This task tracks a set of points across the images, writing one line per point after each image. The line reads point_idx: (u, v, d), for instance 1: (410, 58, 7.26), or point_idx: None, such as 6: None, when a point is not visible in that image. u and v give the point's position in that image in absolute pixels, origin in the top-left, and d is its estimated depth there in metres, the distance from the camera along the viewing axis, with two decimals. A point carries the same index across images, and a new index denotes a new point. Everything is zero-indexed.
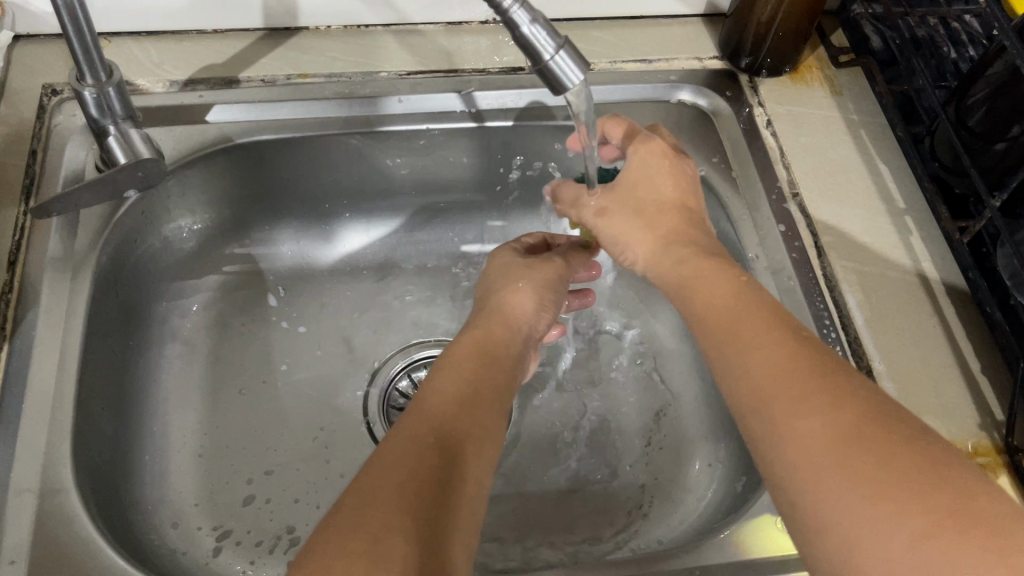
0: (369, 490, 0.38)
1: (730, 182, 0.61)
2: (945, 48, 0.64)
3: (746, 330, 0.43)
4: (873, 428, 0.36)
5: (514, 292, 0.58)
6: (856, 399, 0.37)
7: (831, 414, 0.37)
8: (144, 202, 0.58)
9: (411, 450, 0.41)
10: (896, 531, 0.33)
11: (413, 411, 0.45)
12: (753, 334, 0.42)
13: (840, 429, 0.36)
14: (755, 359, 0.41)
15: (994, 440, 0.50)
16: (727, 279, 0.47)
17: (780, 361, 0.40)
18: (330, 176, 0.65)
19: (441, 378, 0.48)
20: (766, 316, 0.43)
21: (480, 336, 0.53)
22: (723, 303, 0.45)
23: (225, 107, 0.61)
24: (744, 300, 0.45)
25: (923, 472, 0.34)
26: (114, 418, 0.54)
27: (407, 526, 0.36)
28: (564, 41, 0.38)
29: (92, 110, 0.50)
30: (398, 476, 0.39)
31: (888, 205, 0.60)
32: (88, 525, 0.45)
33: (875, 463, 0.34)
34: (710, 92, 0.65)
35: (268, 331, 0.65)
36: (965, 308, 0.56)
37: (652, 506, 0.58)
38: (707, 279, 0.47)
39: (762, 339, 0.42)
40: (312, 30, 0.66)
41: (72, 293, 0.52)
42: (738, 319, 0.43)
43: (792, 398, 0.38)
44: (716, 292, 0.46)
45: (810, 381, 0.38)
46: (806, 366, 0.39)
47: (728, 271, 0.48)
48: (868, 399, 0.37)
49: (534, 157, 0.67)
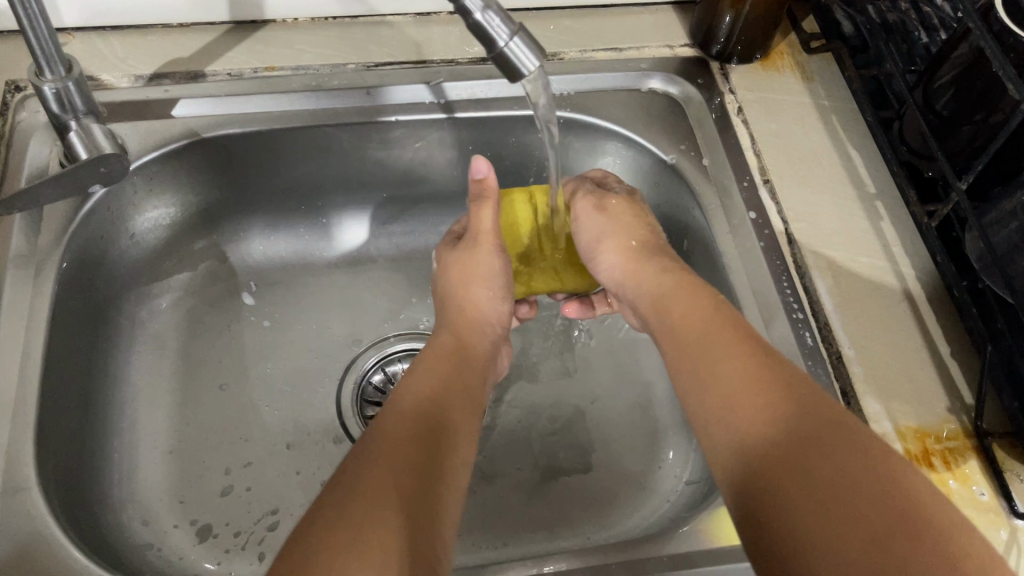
0: (346, 489, 0.39)
1: (701, 170, 0.61)
2: (916, 33, 0.64)
3: (711, 345, 0.46)
4: (827, 440, 0.37)
5: (476, 288, 0.58)
6: (813, 415, 0.39)
7: (791, 423, 0.39)
8: (109, 198, 0.57)
9: (396, 447, 0.42)
10: (847, 538, 0.34)
11: (386, 408, 0.46)
12: (716, 348, 0.45)
13: (801, 440, 0.38)
14: (721, 377, 0.43)
15: (965, 424, 0.50)
16: (698, 294, 0.50)
17: (745, 378, 0.42)
18: (302, 167, 0.65)
19: (415, 380, 0.49)
20: (732, 333, 0.46)
21: (463, 342, 0.55)
22: (690, 320, 0.48)
23: (191, 101, 0.60)
24: (707, 317, 0.48)
25: (863, 480, 0.35)
26: (81, 417, 0.53)
27: (391, 517, 0.37)
28: (519, 27, 0.38)
29: (53, 106, 0.49)
30: (374, 471, 0.40)
31: (859, 190, 0.60)
32: (52, 523, 0.45)
33: (819, 471, 0.36)
34: (681, 80, 0.65)
35: (241, 328, 0.65)
36: (935, 292, 0.55)
37: (626, 496, 0.58)
38: (683, 296, 0.50)
39: (725, 368, 0.44)
40: (279, 23, 0.65)
41: (35, 291, 0.51)
42: (707, 336, 0.46)
43: (757, 409, 0.41)
44: (689, 310, 0.49)
45: (778, 395, 0.41)
46: (768, 379, 0.42)
47: (698, 288, 0.51)
48: (816, 411, 0.39)
49: (506, 147, 0.67)
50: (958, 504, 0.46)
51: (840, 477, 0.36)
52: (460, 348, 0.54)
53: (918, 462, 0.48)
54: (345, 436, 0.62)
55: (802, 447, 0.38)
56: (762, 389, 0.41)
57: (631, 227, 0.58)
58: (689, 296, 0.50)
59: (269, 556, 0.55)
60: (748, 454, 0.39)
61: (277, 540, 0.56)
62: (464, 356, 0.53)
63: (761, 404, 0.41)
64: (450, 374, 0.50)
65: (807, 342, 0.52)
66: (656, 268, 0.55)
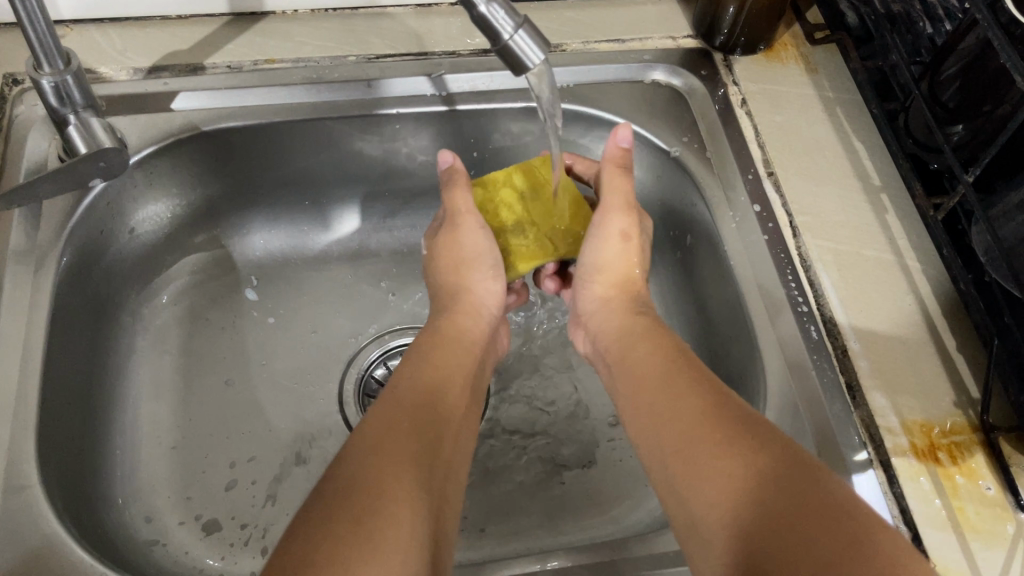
0: (352, 475, 0.41)
1: (705, 162, 0.61)
2: (922, 23, 0.63)
3: (667, 383, 0.48)
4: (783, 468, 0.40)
5: (471, 272, 0.59)
6: (765, 445, 0.42)
7: (746, 451, 0.42)
8: (109, 192, 0.57)
9: (393, 442, 0.43)
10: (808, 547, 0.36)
11: (389, 402, 0.47)
12: (670, 386, 0.48)
13: (759, 467, 0.41)
14: (676, 410, 0.46)
15: (971, 418, 0.49)
16: (650, 338, 0.53)
17: (702, 411, 0.45)
18: (305, 161, 0.64)
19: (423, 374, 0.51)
20: (684, 373, 0.48)
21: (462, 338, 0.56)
22: (646, 357, 0.51)
23: (190, 94, 0.59)
24: (665, 359, 0.50)
25: (832, 508, 0.38)
26: (83, 414, 0.53)
27: (394, 509, 0.39)
28: (524, 20, 0.38)
29: (52, 100, 0.49)
30: (377, 464, 0.41)
31: (864, 183, 0.60)
32: (54, 522, 0.44)
33: (796, 496, 0.38)
34: (684, 72, 0.64)
35: (241, 322, 0.65)
36: (942, 285, 0.55)
37: (628, 492, 0.58)
38: (639, 339, 0.53)
39: (687, 405, 0.46)
40: (279, 15, 0.65)
41: (35, 287, 0.51)
42: (662, 374, 0.49)
43: (712, 437, 0.43)
44: (645, 350, 0.52)
45: (732, 424, 0.43)
46: (720, 411, 0.44)
47: (653, 332, 0.54)
48: (766, 443, 0.42)
49: (507, 142, 0.67)
50: (965, 501, 0.46)
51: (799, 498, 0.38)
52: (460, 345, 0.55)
53: (924, 457, 0.48)
54: (348, 431, 0.62)
55: (767, 472, 0.40)
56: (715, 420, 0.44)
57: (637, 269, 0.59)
58: (646, 341, 0.53)
59: (272, 552, 0.55)
60: (710, 477, 0.42)
61: (279, 537, 0.56)
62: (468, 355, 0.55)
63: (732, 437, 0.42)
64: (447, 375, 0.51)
65: (813, 336, 0.52)
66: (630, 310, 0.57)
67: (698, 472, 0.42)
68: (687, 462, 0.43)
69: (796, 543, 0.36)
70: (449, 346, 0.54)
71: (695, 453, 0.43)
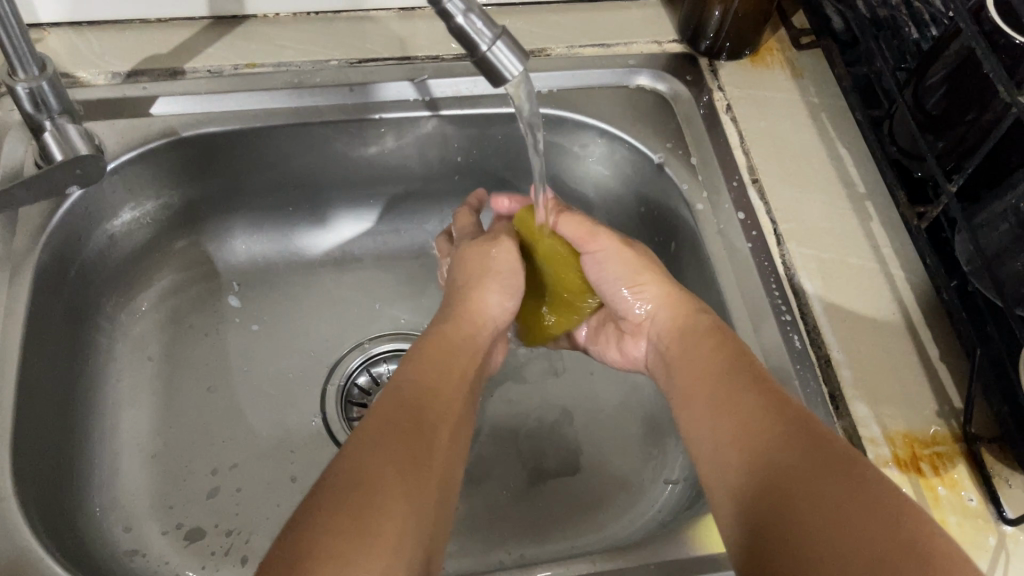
0: (363, 461, 0.40)
1: (689, 169, 0.60)
2: (907, 28, 0.63)
3: (716, 375, 0.48)
4: (823, 461, 0.40)
5: (489, 283, 0.57)
6: (808, 439, 0.41)
7: (788, 447, 0.41)
8: (88, 198, 0.56)
9: (409, 435, 0.43)
10: (835, 551, 0.36)
11: (395, 393, 0.46)
12: (720, 379, 0.48)
13: (796, 461, 0.40)
14: (729, 406, 0.46)
15: (953, 428, 0.49)
16: (696, 324, 0.53)
17: (758, 407, 0.44)
18: (287, 166, 0.63)
19: (436, 364, 0.50)
20: (734, 362, 0.48)
21: (475, 334, 0.55)
22: (693, 350, 0.51)
23: (170, 99, 0.59)
24: (716, 347, 0.50)
25: (868, 507, 0.37)
26: (60, 425, 0.52)
27: (400, 506, 0.39)
28: (502, 31, 0.37)
29: (27, 106, 0.48)
30: (389, 455, 0.41)
31: (848, 190, 0.59)
32: (28, 534, 0.44)
33: (818, 497, 0.38)
34: (669, 77, 0.64)
35: (223, 328, 0.64)
36: (925, 293, 0.55)
37: (612, 499, 0.58)
38: (686, 333, 0.53)
39: (740, 400, 0.45)
40: (261, 18, 0.64)
41: (10, 294, 0.50)
42: (712, 364, 0.49)
43: (760, 435, 0.43)
44: (693, 342, 0.52)
45: (780, 421, 0.43)
46: (769, 405, 0.44)
47: (699, 316, 0.53)
48: (812, 436, 0.41)
49: (491, 148, 0.66)
50: (947, 512, 0.46)
51: (830, 496, 0.38)
52: (470, 341, 0.54)
53: (906, 467, 0.48)
54: (330, 439, 0.61)
55: (804, 465, 0.40)
56: (766, 415, 0.44)
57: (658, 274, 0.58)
58: (690, 335, 0.52)
59: (253, 561, 0.54)
60: (754, 475, 0.41)
61: (259, 547, 0.55)
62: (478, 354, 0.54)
63: (770, 440, 0.42)
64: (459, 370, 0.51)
65: (796, 344, 0.52)
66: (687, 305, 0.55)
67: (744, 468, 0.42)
68: (741, 455, 0.43)
69: (821, 549, 0.36)
70: (471, 342, 0.54)
71: (740, 449, 0.43)
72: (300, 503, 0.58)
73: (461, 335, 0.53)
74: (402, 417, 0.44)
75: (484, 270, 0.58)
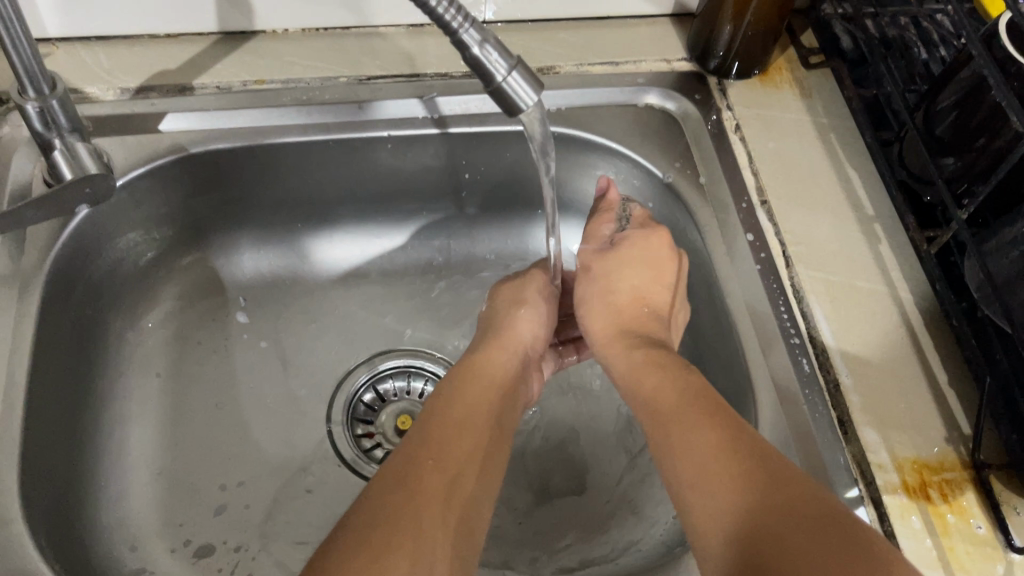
0: (372, 508, 0.41)
1: (698, 189, 0.60)
2: (916, 49, 0.63)
3: (672, 410, 0.48)
4: (788, 503, 0.40)
5: (519, 311, 0.59)
6: (773, 479, 0.41)
7: (753, 486, 0.41)
8: (96, 215, 0.56)
9: (418, 473, 0.43)
10: None
11: (416, 433, 0.47)
12: (676, 415, 0.47)
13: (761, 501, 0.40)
14: (681, 445, 0.46)
15: (962, 454, 0.49)
16: (658, 361, 0.52)
17: (718, 441, 0.44)
18: (295, 181, 0.63)
19: (451, 395, 0.50)
20: (693, 401, 0.48)
21: (489, 359, 0.55)
22: (651, 384, 0.51)
23: (179, 115, 0.59)
24: (676, 384, 0.50)
25: (841, 546, 0.37)
26: (68, 443, 0.52)
27: (408, 544, 0.39)
28: (517, 61, 0.38)
29: (37, 125, 0.48)
30: (396, 497, 0.41)
31: (857, 212, 0.59)
32: (37, 557, 0.44)
33: (786, 538, 0.38)
34: (678, 96, 0.64)
35: (230, 343, 0.64)
36: (934, 317, 0.55)
37: (621, 520, 0.58)
38: (649, 366, 0.52)
39: (693, 436, 0.45)
40: (270, 33, 0.64)
41: (19, 313, 0.50)
42: (667, 402, 0.49)
43: (720, 471, 0.43)
44: (651, 377, 0.51)
45: (737, 457, 0.43)
46: (724, 443, 0.44)
47: (670, 357, 0.53)
48: (778, 479, 0.41)
49: (499, 165, 0.66)
50: (955, 541, 0.46)
51: (804, 536, 0.38)
52: (487, 365, 0.54)
53: (915, 494, 0.48)
54: (335, 457, 0.61)
55: (776, 504, 0.40)
56: (725, 448, 0.44)
57: (620, 300, 0.59)
58: (657, 367, 0.52)
59: None
60: (721, 514, 0.41)
61: (267, 564, 0.55)
62: (500, 376, 0.54)
63: (726, 476, 0.42)
64: (477, 396, 0.51)
65: (805, 368, 0.52)
66: (625, 343, 0.56)
67: (707, 506, 0.42)
68: (697, 493, 0.43)
69: None
70: (482, 367, 0.54)
71: (704, 480, 0.43)
72: (305, 522, 0.58)
73: (471, 364, 0.54)
74: (422, 457, 0.44)
75: (518, 297, 0.60)
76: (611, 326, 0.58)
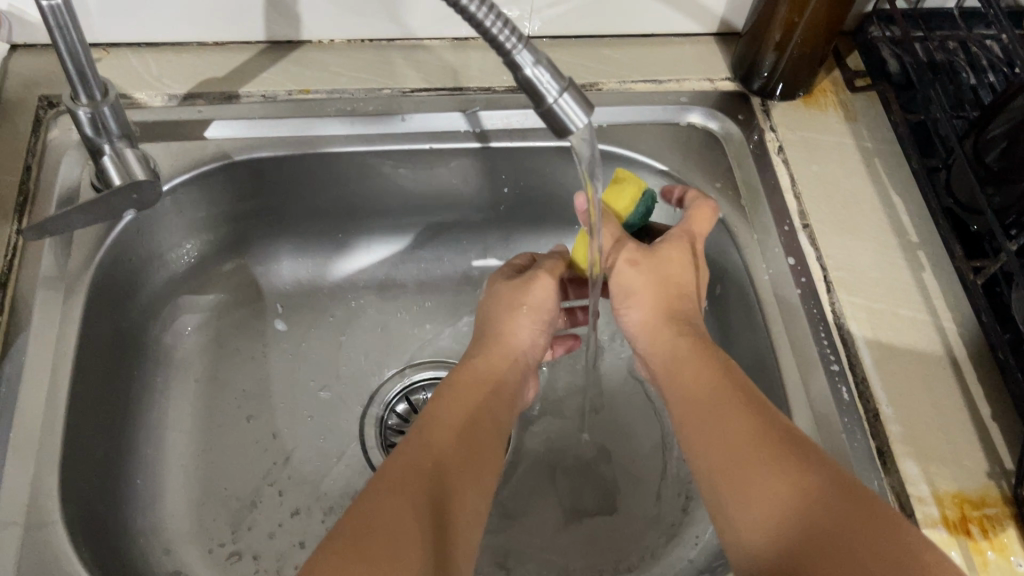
0: (372, 515, 0.41)
1: (739, 210, 0.60)
2: (964, 75, 0.62)
3: (711, 398, 0.48)
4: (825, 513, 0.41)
5: (516, 317, 0.56)
6: (807, 483, 0.42)
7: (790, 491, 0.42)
8: (140, 221, 0.56)
9: (414, 482, 0.43)
10: None
11: (414, 440, 0.46)
12: (718, 402, 0.48)
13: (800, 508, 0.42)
14: (716, 443, 0.46)
15: (1004, 490, 0.48)
16: (698, 352, 0.52)
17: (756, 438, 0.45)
18: (336, 191, 0.64)
19: (449, 403, 0.50)
20: (734, 391, 0.48)
21: (487, 366, 0.54)
22: (692, 372, 0.51)
23: (224, 123, 0.59)
24: (712, 371, 0.50)
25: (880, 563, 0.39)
26: (106, 444, 0.53)
27: (410, 553, 0.39)
28: (569, 83, 0.38)
29: (87, 130, 0.48)
30: (392, 504, 0.41)
31: (900, 239, 0.59)
32: (75, 559, 0.44)
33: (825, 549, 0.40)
34: (721, 115, 0.64)
35: (266, 349, 0.64)
36: (977, 348, 0.54)
37: (654, 542, 0.57)
38: (689, 358, 0.51)
39: (735, 427, 0.46)
40: (315, 44, 0.64)
41: (64, 316, 0.51)
42: (705, 390, 0.49)
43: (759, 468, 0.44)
44: (689, 367, 0.51)
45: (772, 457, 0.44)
46: (755, 447, 0.45)
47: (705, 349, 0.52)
48: (817, 484, 0.42)
49: (538, 180, 0.66)
50: None
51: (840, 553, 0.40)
52: (488, 372, 0.53)
53: (956, 529, 0.47)
54: (366, 466, 0.61)
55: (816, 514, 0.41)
56: (760, 450, 0.44)
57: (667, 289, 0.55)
58: (699, 358, 0.51)
59: None
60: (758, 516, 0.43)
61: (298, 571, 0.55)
62: (499, 384, 0.53)
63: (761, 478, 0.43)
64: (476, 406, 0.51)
65: (844, 396, 0.51)
66: (674, 332, 0.54)
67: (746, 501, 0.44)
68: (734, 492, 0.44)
69: None
70: (482, 372, 0.53)
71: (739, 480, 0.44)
72: None
73: (470, 370, 0.53)
74: (420, 467, 0.44)
75: (515, 300, 0.56)
76: (657, 316, 0.55)
